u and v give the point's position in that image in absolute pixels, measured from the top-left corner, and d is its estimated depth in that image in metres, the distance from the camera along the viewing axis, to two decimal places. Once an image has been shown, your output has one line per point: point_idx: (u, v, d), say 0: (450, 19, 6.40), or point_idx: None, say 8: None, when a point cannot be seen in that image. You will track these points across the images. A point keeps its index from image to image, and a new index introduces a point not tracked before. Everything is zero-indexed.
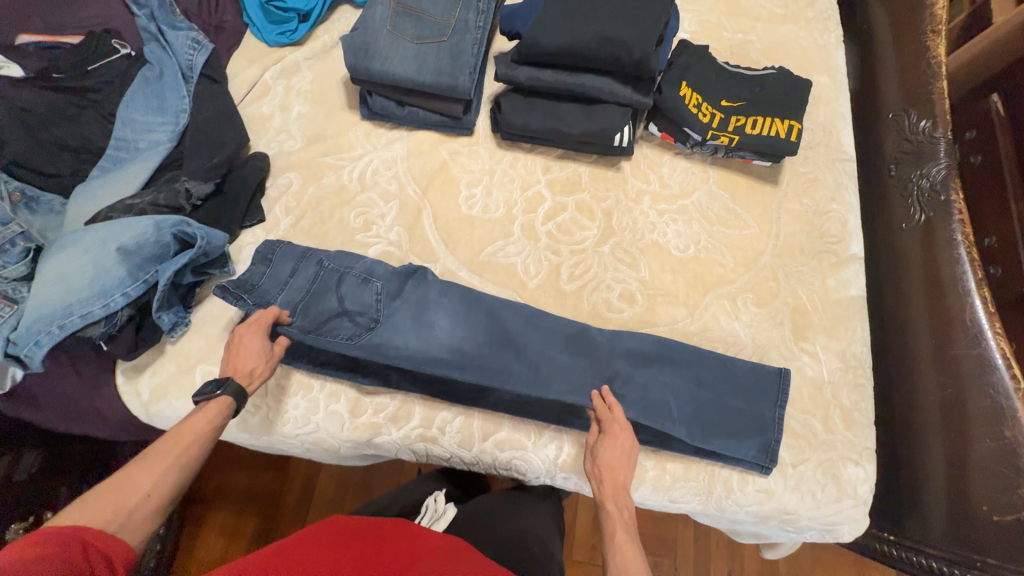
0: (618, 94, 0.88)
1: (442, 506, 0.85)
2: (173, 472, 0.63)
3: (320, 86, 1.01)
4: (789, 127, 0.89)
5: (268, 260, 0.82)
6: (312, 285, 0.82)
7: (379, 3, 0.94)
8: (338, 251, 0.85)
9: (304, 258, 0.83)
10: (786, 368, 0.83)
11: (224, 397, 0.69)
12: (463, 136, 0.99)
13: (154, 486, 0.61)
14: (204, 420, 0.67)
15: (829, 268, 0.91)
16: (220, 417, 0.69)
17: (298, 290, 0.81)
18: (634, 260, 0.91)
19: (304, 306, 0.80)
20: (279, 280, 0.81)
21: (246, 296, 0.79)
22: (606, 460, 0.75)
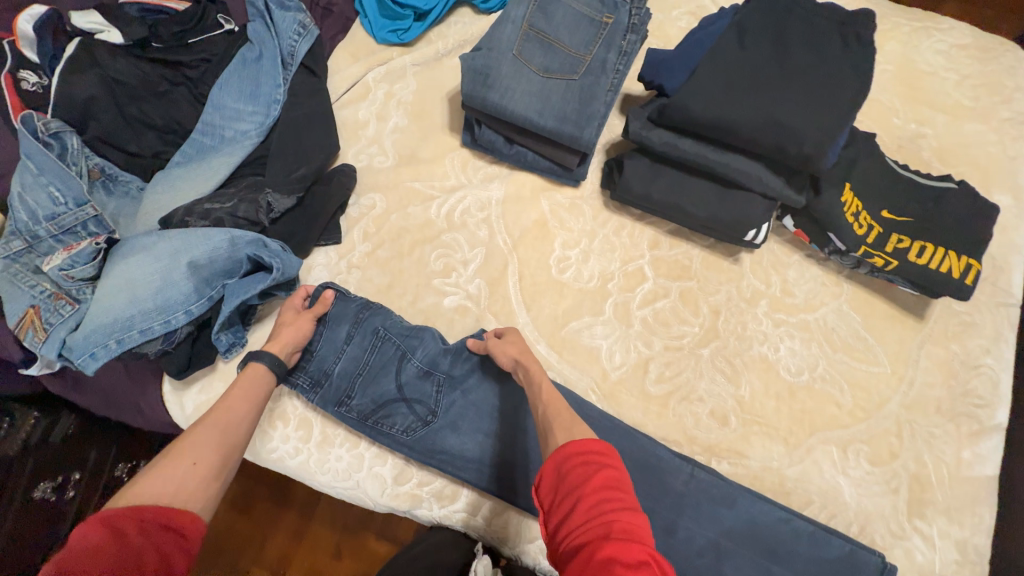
0: (767, 186, 0.75)
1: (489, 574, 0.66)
2: (219, 439, 0.57)
3: (423, 99, 0.92)
4: (966, 266, 0.74)
5: (324, 321, 0.76)
6: (368, 359, 0.75)
7: (510, 20, 0.82)
8: (397, 318, 0.78)
9: (360, 325, 0.76)
10: (890, 563, 0.70)
11: (260, 366, 0.67)
12: (568, 186, 0.88)
13: (201, 453, 0.55)
14: (244, 388, 0.64)
15: (965, 436, 0.77)
16: (257, 384, 0.65)
17: (355, 362, 0.75)
18: (736, 373, 0.80)
19: (362, 387, 0.75)
20: (334, 346, 0.75)
21: (306, 371, 0.74)
22: (516, 352, 0.70)
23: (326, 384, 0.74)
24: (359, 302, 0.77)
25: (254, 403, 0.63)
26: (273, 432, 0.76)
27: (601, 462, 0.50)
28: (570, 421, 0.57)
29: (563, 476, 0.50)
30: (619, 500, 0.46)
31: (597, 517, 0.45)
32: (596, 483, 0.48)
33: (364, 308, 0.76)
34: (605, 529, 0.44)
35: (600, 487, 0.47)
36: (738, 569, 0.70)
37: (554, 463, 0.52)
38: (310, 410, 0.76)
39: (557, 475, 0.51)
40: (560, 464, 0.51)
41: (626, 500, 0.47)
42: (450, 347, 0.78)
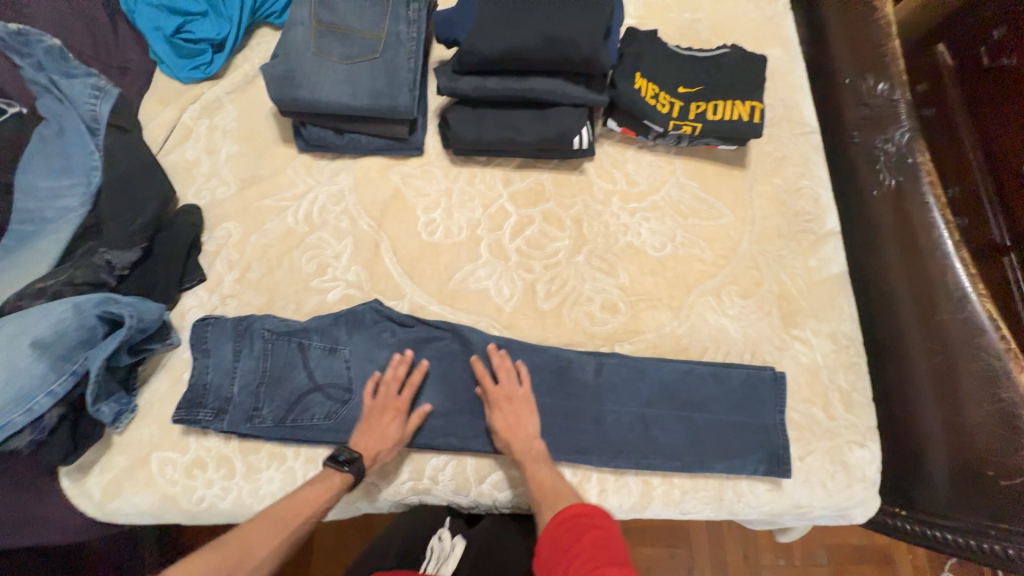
0: (571, 96, 0.83)
1: (449, 545, 0.71)
2: (285, 543, 0.64)
3: (248, 121, 0.93)
4: (751, 108, 0.86)
5: (205, 349, 0.74)
6: (263, 365, 0.75)
7: (299, 24, 0.85)
8: (276, 316, 0.77)
9: (242, 336, 0.75)
10: (781, 370, 0.79)
11: (348, 475, 0.69)
12: (414, 157, 0.92)
13: (263, 559, 0.62)
14: (319, 493, 0.67)
15: (808, 248, 0.88)
16: (330, 495, 0.68)
17: (252, 374, 0.75)
18: (612, 266, 0.87)
19: (269, 396, 0.74)
20: (226, 368, 0.74)
21: (205, 403, 0.73)
22: (505, 426, 0.73)
23: (230, 406, 0.73)
24: (234, 318, 0.76)
25: (324, 511, 0.67)
26: (193, 483, 0.73)
27: (592, 523, 0.63)
28: (555, 500, 0.69)
29: (560, 536, 0.63)
30: (601, 539, 0.61)
31: (586, 558, 0.59)
32: (585, 537, 0.62)
33: (242, 320, 0.76)
34: (589, 572, 0.57)
35: (588, 537, 0.61)
36: (665, 429, 0.77)
37: (550, 532, 0.64)
38: (226, 445, 0.74)
39: (555, 537, 0.63)
40: (560, 524, 0.64)
41: (610, 554, 0.59)
42: (340, 321, 0.78)
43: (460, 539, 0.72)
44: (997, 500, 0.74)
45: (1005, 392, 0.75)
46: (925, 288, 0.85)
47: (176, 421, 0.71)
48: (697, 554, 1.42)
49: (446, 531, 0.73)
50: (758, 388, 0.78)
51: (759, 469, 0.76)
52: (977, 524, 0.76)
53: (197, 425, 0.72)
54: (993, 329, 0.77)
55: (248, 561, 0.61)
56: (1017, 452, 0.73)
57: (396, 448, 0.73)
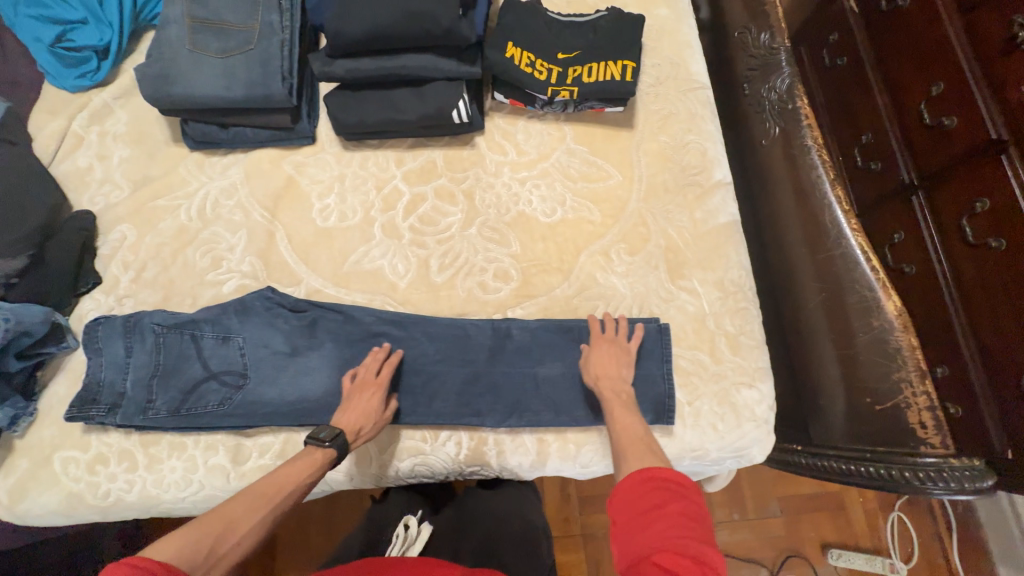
0: (443, 70, 0.84)
1: (414, 531, 0.85)
2: (270, 517, 0.61)
3: (138, 124, 0.93)
4: (623, 68, 0.88)
5: (97, 348, 0.76)
6: (157, 358, 0.77)
7: (172, 22, 0.86)
8: (167, 310, 0.79)
9: (134, 332, 0.77)
10: (666, 326, 0.81)
11: (330, 450, 0.69)
12: (306, 145, 0.93)
13: (245, 536, 0.58)
14: (302, 470, 0.67)
15: (694, 201, 0.90)
16: (315, 471, 0.67)
17: (145, 368, 0.76)
18: (503, 235, 0.88)
19: (162, 387, 0.76)
20: (120, 365, 0.76)
21: (99, 400, 0.75)
22: (598, 368, 0.77)
23: (125, 400, 0.75)
24: (124, 316, 0.77)
25: (307, 487, 0.66)
26: (96, 478, 0.75)
27: (681, 492, 0.58)
28: (637, 452, 0.65)
29: (639, 493, 0.59)
30: (689, 512, 0.56)
31: (677, 526, 0.54)
32: (667, 498, 0.57)
33: (132, 317, 0.77)
34: (678, 548, 0.52)
35: (671, 499, 0.57)
36: (555, 387, 0.80)
37: (629, 488, 0.60)
38: (126, 439, 0.76)
39: (633, 495, 0.59)
40: (640, 484, 0.59)
41: (699, 531, 0.54)
42: (230, 310, 0.80)
43: (425, 527, 0.85)
44: (875, 425, 0.76)
45: (875, 320, 0.77)
46: (808, 226, 0.87)
47: (69, 419, 0.73)
48: None
49: (412, 518, 0.87)
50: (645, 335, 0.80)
51: (649, 416, 0.78)
52: (861, 449, 0.77)
53: (92, 421, 0.74)
54: (865, 260, 0.80)
55: (235, 533, 0.57)
56: (889, 374, 0.75)
57: (379, 423, 0.75)
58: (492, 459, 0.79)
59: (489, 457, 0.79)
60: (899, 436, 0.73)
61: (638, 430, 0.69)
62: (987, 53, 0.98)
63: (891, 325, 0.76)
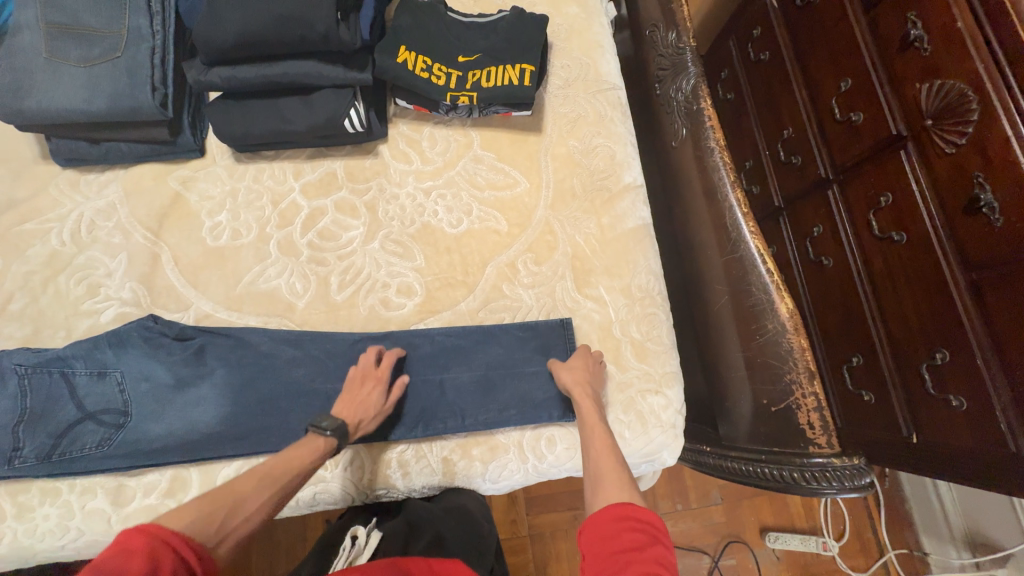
0: (329, 77, 0.79)
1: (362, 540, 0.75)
2: (274, 499, 0.59)
3: (1, 141, 0.85)
4: (522, 72, 0.85)
5: None
6: (20, 402, 0.70)
7: (26, 28, 0.78)
8: (32, 348, 0.72)
9: None
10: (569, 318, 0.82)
11: (332, 439, 0.67)
12: (194, 158, 0.88)
13: (254, 508, 0.56)
14: (309, 450, 0.65)
15: (602, 206, 0.89)
16: (318, 456, 0.66)
17: (9, 414, 0.70)
18: (407, 249, 0.85)
19: (29, 433, 0.70)
20: None
21: None
22: (574, 381, 0.73)
23: None
24: None
25: (308, 472, 0.64)
26: None
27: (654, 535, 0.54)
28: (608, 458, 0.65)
29: (606, 532, 0.55)
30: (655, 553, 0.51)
31: (641, 570, 0.49)
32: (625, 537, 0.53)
33: None
34: None
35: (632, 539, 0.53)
36: (461, 403, 0.78)
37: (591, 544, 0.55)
38: None
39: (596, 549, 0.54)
40: (613, 521, 0.55)
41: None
42: (103, 343, 0.74)
43: (372, 535, 0.75)
44: (772, 427, 0.76)
45: (771, 321, 0.77)
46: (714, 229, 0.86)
47: None
48: None
49: (362, 528, 0.77)
50: (549, 336, 0.81)
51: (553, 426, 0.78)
52: (759, 451, 0.78)
53: None
54: (762, 263, 0.79)
55: (241, 512, 0.55)
56: (781, 377, 0.75)
57: (379, 416, 0.73)
58: (398, 481, 0.77)
59: (393, 479, 0.77)
60: (792, 438, 0.74)
61: (607, 436, 0.68)
62: (889, 51, 1.00)
63: (784, 328, 0.76)
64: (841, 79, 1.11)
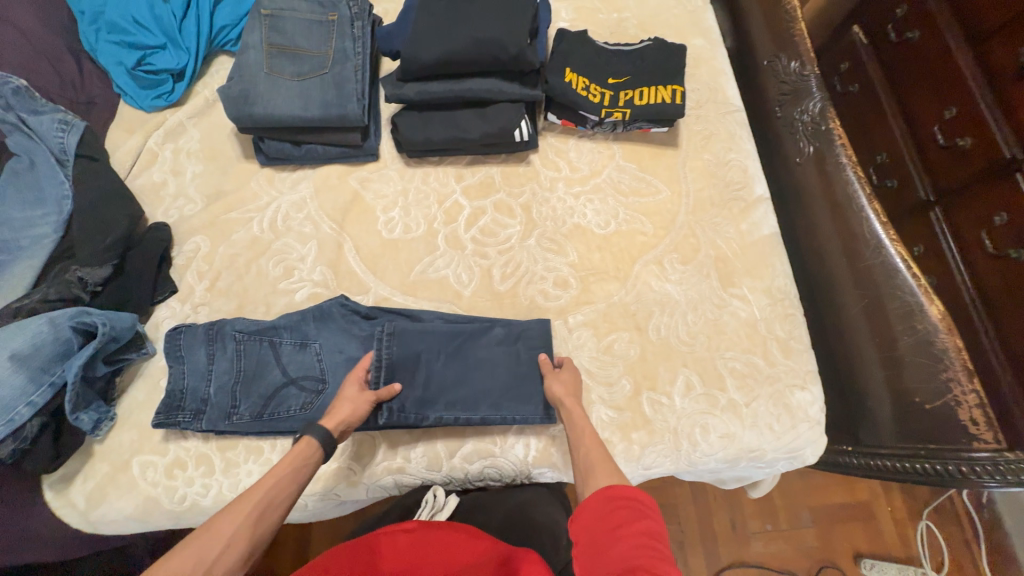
0: (507, 92, 0.90)
1: (443, 498, 0.78)
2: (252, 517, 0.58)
3: (211, 142, 0.98)
4: (672, 92, 0.95)
5: (180, 356, 0.79)
6: (237, 364, 0.79)
7: (251, 48, 0.92)
8: (246, 319, 0.82)
9: (215, 340, 0.80)
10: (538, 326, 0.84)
11: (303, 446, 0.67)
12: (370, 162, 0.99)
13: (237, 533, 0.57)
14: (284, 464, 0.65)
15: (739, 214, 0.96)
16: (296, 465, 0.65)
17: (227, 375, 0.79)
18: (561, 246, 0.93)
19: (244, 393, 0.78)
20: (202, 372, 0.79)
21: (184, 408, 0.77)
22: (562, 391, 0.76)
23: (208, 405, 0.77)
24: (205, 324, 0.80)
25: (289, 486, 0.64)
26: (174, 483, 0.76)
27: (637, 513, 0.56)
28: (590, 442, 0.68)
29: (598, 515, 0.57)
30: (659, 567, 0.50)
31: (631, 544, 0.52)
32: (636, 530, 0.54)
33: (212, 326, 0.80)
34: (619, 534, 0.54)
35: (639, 538, 0.53)
36: (620, 389, 0.83)
37: (600, 498, 0.59)
38: (204, 444, 0.78)
39: (599, 510, 0.58)
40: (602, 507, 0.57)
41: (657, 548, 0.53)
42: (308, 317, 0.82)
43: (453, 496, 0.79)
44: (929, 426, 0.79)
45: (920, 323, 0.81)
46: (848, 237, 0.92)
47: (156, 425, 0.75)
48: (686, 529, 1.45)
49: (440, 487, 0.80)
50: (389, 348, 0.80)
51: (707, 415, 0.82)
52: (911, 448, 0.81)
53: (177, 427, 0.76)
54: (907, 269, 0.85)
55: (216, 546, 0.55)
56: (937, 375, 0.79)
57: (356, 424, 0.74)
58: (560, 461, 0.82)
59: (556, 458, 0.82)
60: (952, 435, 0.77)
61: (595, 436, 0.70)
62: (1000, 81, 1.07)
63: (935, 328, 0.80)
64: (944, 106, 1.18)
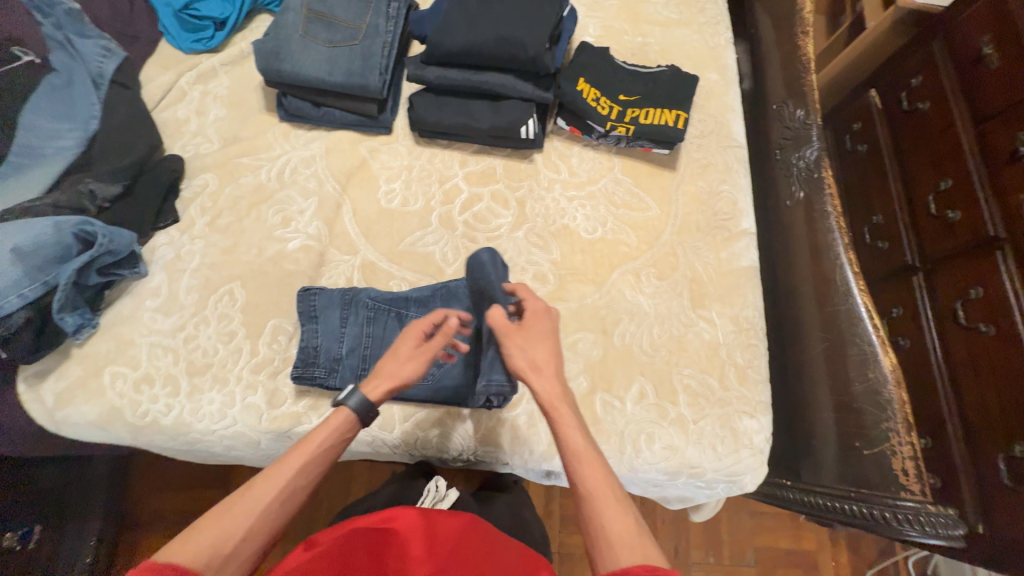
0: (520, 90, 0.96)
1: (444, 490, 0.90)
2: (293, 482, 0.60)
3: (237, 91, 1.04)
4: (677, 117, 0.99)
5: (314, 316, 0.84)
6: (365, 328, 0.85)
7: (291, 10, 0.98)
8: (377, 290, 0.87)
9: (349, 304, 0.85)
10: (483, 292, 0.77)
11: (348, 409, 0.67)
12: (382, 134, 1.04)
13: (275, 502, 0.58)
14: (323, 432, 0.64)
15: (722, 242, 0.99)
16: (335, 433, 0.65)
17: (358, 339, 0.84)
18: (547, 243, 0.97)
19: (374, 358, 0.83)
20: (335, 333, 0.84)
21: (316, 362, 0.82)
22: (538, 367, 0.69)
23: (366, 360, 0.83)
24: (339, 290, 0.86)
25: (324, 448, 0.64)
26: (140, 397, 0.80)
27: None
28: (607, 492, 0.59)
29: None
30: None
31: None
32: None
33: (347, 292, 0.86)
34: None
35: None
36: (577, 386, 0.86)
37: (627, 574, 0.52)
38: (175, 366, 0.82)
39: None
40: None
41: None
42: (437, 294, 0.87)
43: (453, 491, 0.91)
44: (864, 470, 0.82)
45: (872, 371, 0.84)
46: (819, 282, 0.95)
47: (293, 377, 0.81)
48: None
49: (441, 480, 0.92)
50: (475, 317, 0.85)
51: (654, 424, 0.85)
52: (842, 489, 0.84)
53: (311, 381, 0.82)
54: (868, 319, 0.87)
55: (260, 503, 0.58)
56: (880, 424, 0.82)
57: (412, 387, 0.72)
58: (506, 444, 0.84)
59: (503, 440, 0.84)
60: (882, 483, 0.80)
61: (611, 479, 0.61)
62: (995, 160, 1.09)
63: (885, 378, 0.83)
64: (942, 176, 1.21)
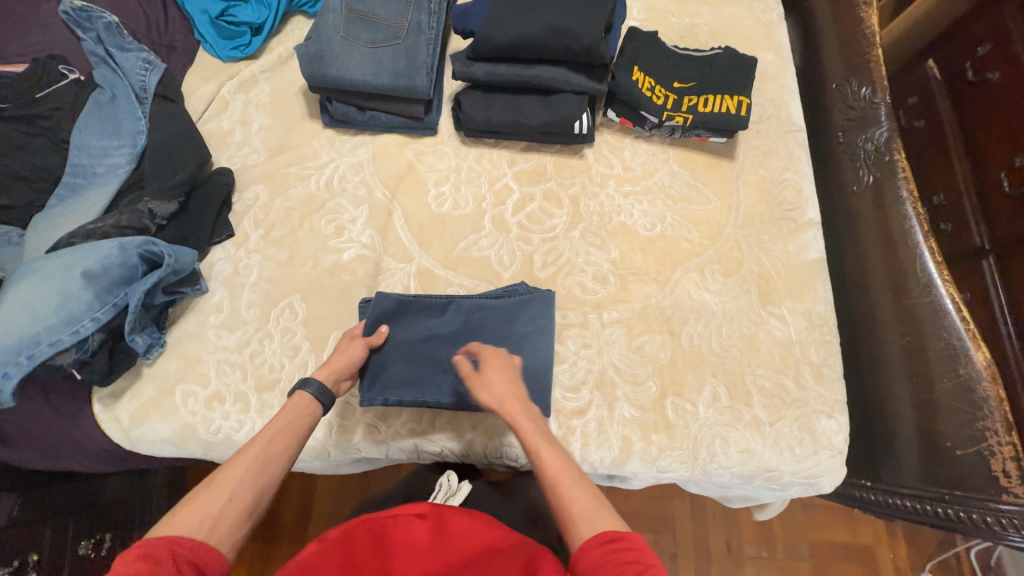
0: (573, 83, 0.91)
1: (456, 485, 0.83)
2: (254, 465, 0.61)
3: (280, 98, 1.02)
4: (738, 102, 0.94)
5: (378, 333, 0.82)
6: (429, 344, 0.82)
7: (331, 10, 0.94)
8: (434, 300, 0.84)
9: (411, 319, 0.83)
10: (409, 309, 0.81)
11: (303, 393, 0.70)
12: (428, 136, 1.01)
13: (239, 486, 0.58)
14: (281, 422, 0.66)
15: (788, 234, 0.95)
16: (286, 419, 0.67)
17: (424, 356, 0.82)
18: (604, 242, 0.94)
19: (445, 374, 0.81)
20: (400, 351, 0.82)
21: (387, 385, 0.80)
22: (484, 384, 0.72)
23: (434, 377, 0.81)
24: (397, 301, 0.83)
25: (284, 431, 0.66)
26: (211, 414, 0.80)
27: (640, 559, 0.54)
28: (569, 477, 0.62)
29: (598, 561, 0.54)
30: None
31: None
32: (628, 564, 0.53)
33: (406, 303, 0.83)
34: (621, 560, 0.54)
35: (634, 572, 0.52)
36: (645, 390, 0.84)
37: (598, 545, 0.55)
38: (243, 382, 0.82)
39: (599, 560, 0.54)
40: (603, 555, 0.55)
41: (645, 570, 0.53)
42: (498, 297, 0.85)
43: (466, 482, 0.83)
44: (957, 471, 0.79)
45: (963, 367, 0.79)
46: (895, 273, 0.90)
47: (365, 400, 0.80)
48: (680, 543, 1.43)
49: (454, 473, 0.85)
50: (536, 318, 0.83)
51: (728, 427, 0.82)
52: (933, 490, 0.81)
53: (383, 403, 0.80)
54: (956, 312, 0.82)
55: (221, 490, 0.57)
56: (973, 423, 0.77)
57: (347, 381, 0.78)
58: (577, 452, 0.82)
59: (574, 448, 0.82)
60: (977, 483, 0.77)
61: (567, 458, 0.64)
62: None
63: (978, 375, 0.78)
64: None
